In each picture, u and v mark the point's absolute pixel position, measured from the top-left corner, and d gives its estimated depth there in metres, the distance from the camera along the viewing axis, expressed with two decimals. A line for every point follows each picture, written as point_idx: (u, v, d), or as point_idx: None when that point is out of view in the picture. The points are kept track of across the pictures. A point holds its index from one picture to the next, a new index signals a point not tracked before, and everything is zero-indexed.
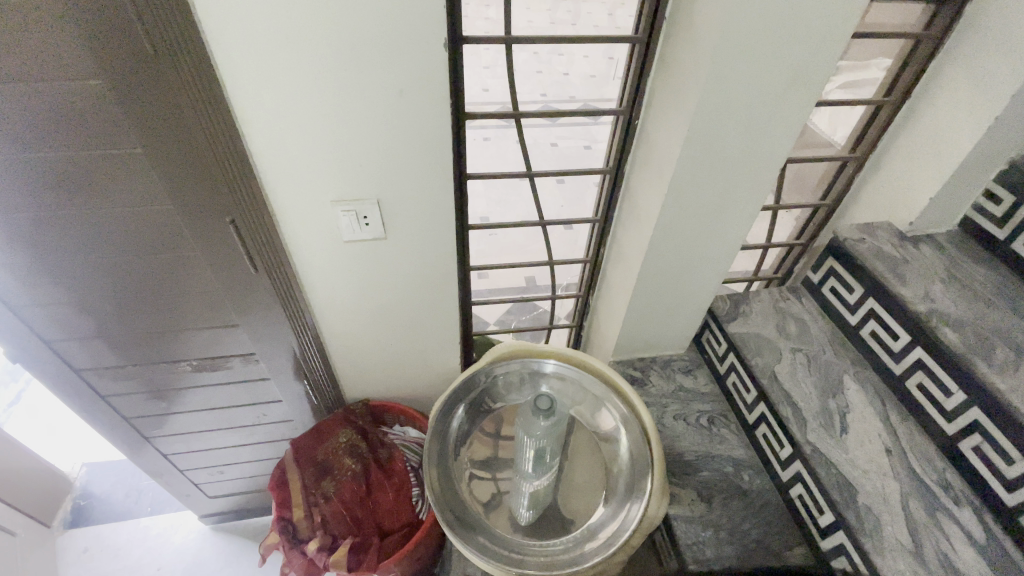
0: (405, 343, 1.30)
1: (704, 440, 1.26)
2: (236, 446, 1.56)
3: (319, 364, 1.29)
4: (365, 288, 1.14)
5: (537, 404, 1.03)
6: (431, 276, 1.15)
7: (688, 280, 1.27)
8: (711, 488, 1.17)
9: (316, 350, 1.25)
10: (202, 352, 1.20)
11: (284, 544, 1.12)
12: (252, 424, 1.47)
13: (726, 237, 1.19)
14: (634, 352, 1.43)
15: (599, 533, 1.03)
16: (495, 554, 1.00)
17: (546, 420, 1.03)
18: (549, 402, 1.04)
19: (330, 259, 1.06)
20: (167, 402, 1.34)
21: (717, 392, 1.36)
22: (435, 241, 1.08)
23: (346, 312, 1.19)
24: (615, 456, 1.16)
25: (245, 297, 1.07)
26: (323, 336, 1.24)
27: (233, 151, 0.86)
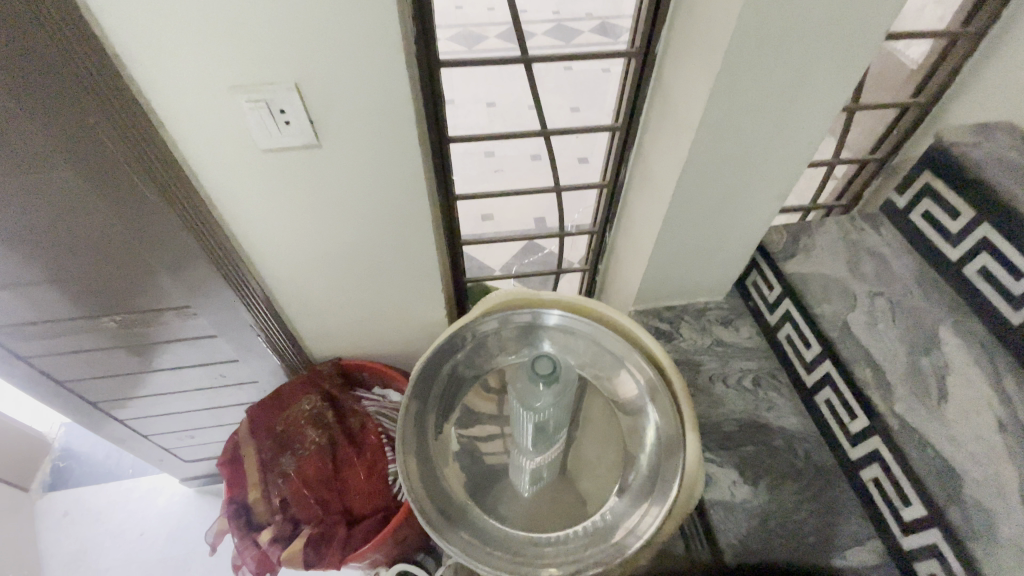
0: (373, 288, 1.05)
1: (747, 406, 1.01)
2: (199, 410, 1.37)
3: (268, 311, 1.05)
4: (307, 214, 0.87)
5: (537, 368, 0.79)
6: (391, 197, 0.87)
7: (734, 203, 0.96)
8: (756, 466, 0.93)
9: (257, 295, 1.01)
10: (122, 306, 0.97)
11: (237, 536, 0.94)
12: (211, 386, 1.27)
13: (793, 142, 0.87)
14: (660, 297, 1.15)
15: (617, 529, 0.81)
16: (482, 555, 0.79)
17: (548, 388, 0.79)
18: (553, 364, 0.80)
19: (250, 173, 0.79)
20: (104, 365, 1.13)
21: (765, 346, 1.10)
22: (390, 147, 0.79)
23: (290, 250, 0.94)
24: (634, 431, 0.92)
25: (152, 232, 0.81)
26: (264, 277, 1.00)
27: (56, 1, 0.55)
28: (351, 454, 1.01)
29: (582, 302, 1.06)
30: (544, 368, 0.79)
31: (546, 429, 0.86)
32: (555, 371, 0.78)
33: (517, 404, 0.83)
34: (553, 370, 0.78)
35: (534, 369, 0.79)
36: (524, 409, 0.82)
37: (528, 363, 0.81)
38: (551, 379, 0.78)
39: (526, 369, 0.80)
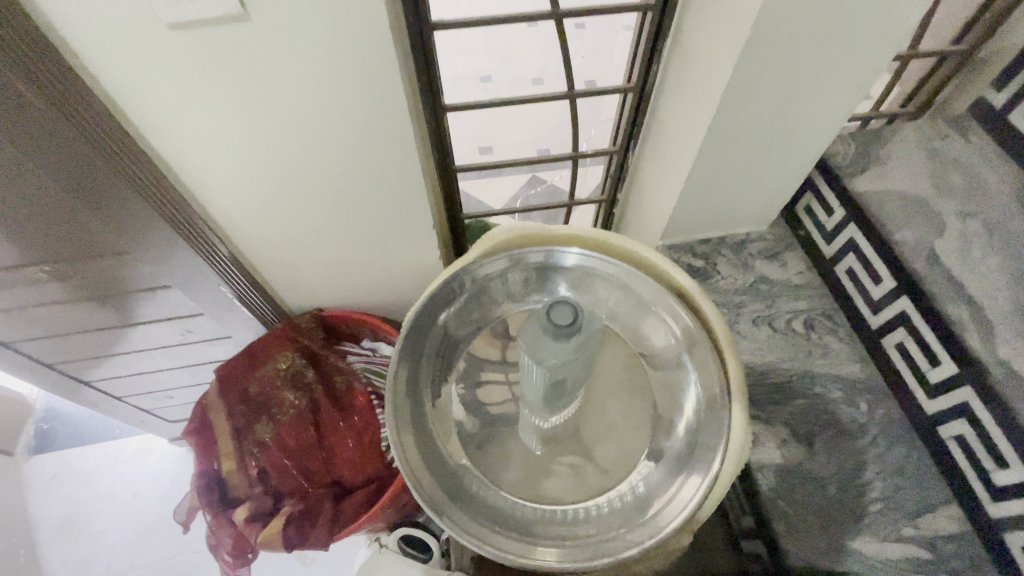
0: (347, 223, 0.87)
1: (799, 353, 0.85)
2: (168, 371, 1.22)
3: (224, 253, 0.88)
4: (249, 122, 0.68)
5: (553, 318, 0.63)
6: (357, 99, 0.67)
7: (797, 103, 0.76)
8: (810, 423, 0.79)
9: (207, 233, 0.83)
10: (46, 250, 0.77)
11: (209, 511, 0.81)
12: (176, 345, 1.12)
13: (897, 10, 0.64)
14: (694, 228, 0.97)
15: (651, 506, 0.68)
16: (493, 538, 0.66)
17: (566, 343, 0.64)
18: (574, 313, 0.64)
19: (159, 59, 0.58)
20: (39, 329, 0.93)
21: (817, 284, 0.93)
22: (349, 24, 0.59)
23: (238, 172, 0.75)
24: (667, 387, 0.78)
25: (52, 150, 0.62)
26: (209, 209, 0.81)
27: None
28: (337, 418, 0.87)
29: (604, 237, 0.88)
30: (563, 319, 0.63)
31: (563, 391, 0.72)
32: (576, 322, 0.63)
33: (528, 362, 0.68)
34: (573, 320, 0.63)
35: (549, 321, 0.63)
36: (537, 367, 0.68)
37: (544, 311, 0.65)
38: (570, 332, 0.63)
39: (540, 319, 0.64)
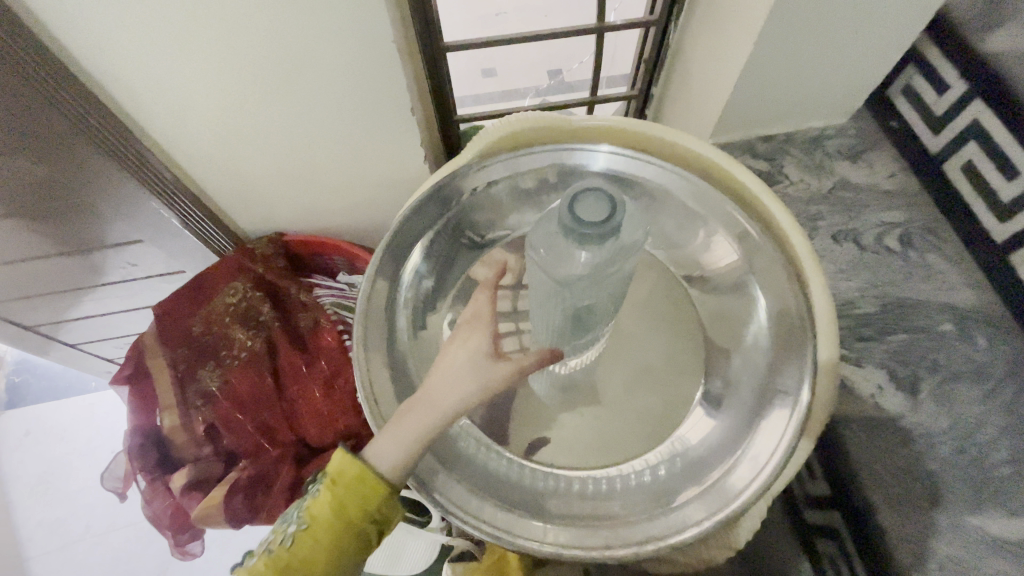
0: (304, 116, 0.65)
1: (895, 276, 0.66)
2: (118, 317, 1.00)
3: (143, 162, 0.66)
4: None
5: (577, 214, 0.40)
6: None
7: None
8: (912, 364, 0.60)
9: (116, 129, 0.62)
10: None
11: (145, 477, 0.66)
12: (114, 283, 0.90)
13: None
14: (755, 122, 0.75)
15: (710, 475, 0.50)
16: (492, 514, 0.48)
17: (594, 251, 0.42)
18: (610, 206, 0.41)
19: None
20: None
21: (914, 190, 0.72)
22: None
23: (128, 37, 0.52)
24: (724, 318, 0.59)
25: None
26: (118, 100, 0.59)
27: None
28: (300, 365, 0.69)
29: (643, 132, 0.66)
30: (590, 218, 0.40)
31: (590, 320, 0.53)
32: (612, 222, 0.40)
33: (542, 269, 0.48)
34: (606, 222, 0.40)
35: (568, 219, 0.40)
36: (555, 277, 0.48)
37: (569, 198, 0.41)
38: (598, 240, 0.40)
39: (558, 211, 0.42)
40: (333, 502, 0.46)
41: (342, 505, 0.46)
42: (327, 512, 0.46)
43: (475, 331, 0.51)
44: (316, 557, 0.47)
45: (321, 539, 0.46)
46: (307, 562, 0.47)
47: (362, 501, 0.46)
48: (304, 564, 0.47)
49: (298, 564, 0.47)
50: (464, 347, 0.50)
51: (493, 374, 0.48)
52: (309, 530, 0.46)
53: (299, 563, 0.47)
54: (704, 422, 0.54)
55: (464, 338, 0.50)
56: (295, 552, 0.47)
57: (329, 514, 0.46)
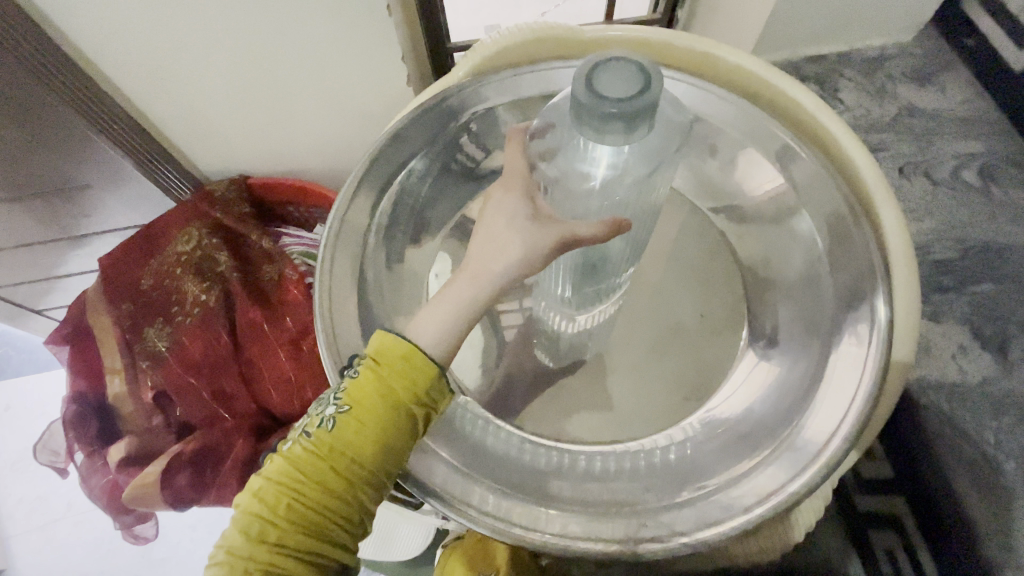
0: (263, 20, 0.53)
1: (977, 216, 0.54)
2: (76, 279, 0.89)
3: (70, 79, 0.55)
4: None
5: (596, 88, 0.30)
6: None
7: None
8: (1002, 320, 0.49)
9: (31, 35, 0.50)
10: None
11: (84, 449, 0.58)
12: (69, 241, 0.79)
13: None
14: (804, 40, 0.63)
15: (760, 453, 0.39)
16: (481, 497, 0.38)
17: (616, 144, 0.32)
18: (642, 80, 0.30)
19: None
20: None
21: (995, 118, 0.60)
22: None
23: None
24: (770, 263, 0.47)
25: None
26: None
27: None
28: (263, 326, 0.59)
29: (677, 42, 0.50)
30: (613, 93, 0.30)
31: (608, 255, 0.43)
32: (647, 94, 0.30)
33: (555, 180, 0.37)
34: (633, 97, 0.29)
35: (585, 94, 0.30)
36: (570, 184, 0.37)
37: (592, 69, 0.31)
38: (621, 122, 0.30)
39: (570, 89, 0.31)
40: (372, 380, 0.33)
41: (385, 381, 0.33)
42: (372, 387, 0.33)
43: (510, 190, 0.36)
44: (357, 453, 0.33)
45: (363, 427, 0.33)
46: (347, 459, 0.33)
47: (414, 373, 0.33)
48: (338, 466, 0.33)
49: (325, 467, 0.32)
50: (506, 201, 0.36)
51: (544, 236, 0.34)
52: (350, 415, 0.33)
53: (333, 462, 0.33)
54: (761, 375, 0.43)
55: (498, 199, 0.36)
56: (330, 447, 0.32)
57: (374, 391, 0.33)
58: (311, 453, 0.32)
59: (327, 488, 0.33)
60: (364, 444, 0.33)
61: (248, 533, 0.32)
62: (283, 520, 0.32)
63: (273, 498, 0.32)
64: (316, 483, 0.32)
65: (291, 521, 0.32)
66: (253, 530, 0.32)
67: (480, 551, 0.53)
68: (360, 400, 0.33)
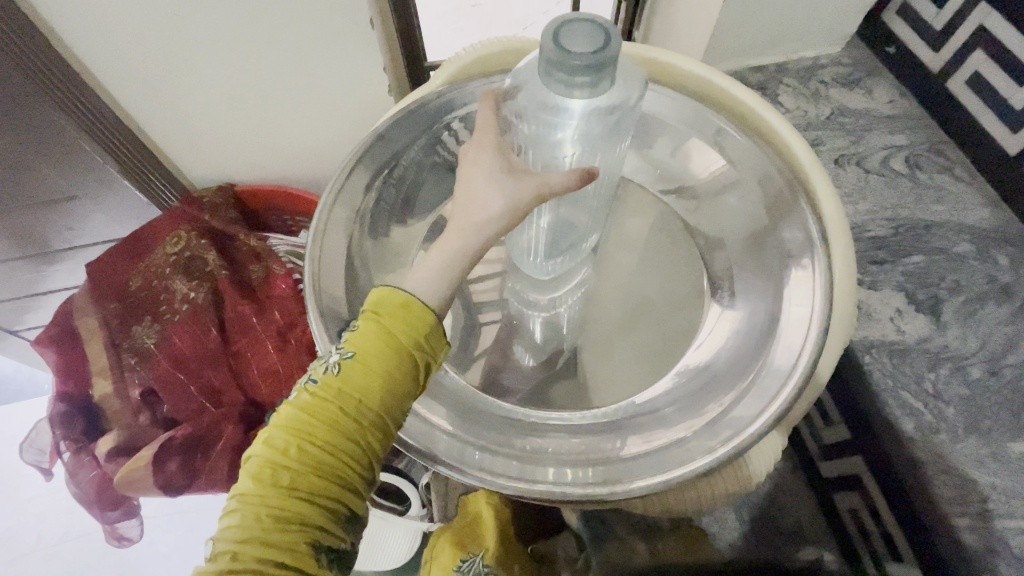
0: (257, 32, 0.58)
1: (904, 198, 0.60)
2: (51, 298, 0.89)
3: (62, 78, 0.57)
4: None
5: (564, 45, 0.34)
6: None
7: None
8: (933, 285, 0.55)
9: (32, 38, 0.53)
10: None
11: (69, 447, 0.58)
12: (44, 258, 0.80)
13: None
14: (746, 49, 0.70)
15: (724, 400, 0.42)
16: (471, 455, 0.40)
17: (581, 94, 0.37)
18: (603, 34, 0.35)
19: None
20: None
21: (916, 115, 0.67)
22: None
23: None
24: (722, 240, 0.52)
25: None
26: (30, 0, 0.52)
27: None
28: (250, 319, 0.61)
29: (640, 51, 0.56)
30: (579, 47, 0.34)
31: (575, 219, 0.49)
32: (610, 47, 0.34)
33: (529, 139, 0.44)
34: (598, 51, 0.34)
35: (555, 52, 0.34)
36: (542, 136, 0.43)
37: (558, 27, 0.35)
38: (589, 72, 0.34)
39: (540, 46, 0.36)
40: (376, 326, 0.34)
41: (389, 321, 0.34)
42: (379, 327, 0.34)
43: (486, 148, 0.40)
44: (364, 394, 0.33)
45: (369, 368, 0.34)
46: (357, 400, 0.33)
47: (414, 319, 0.34)
48: (348, 407, 0.33)
49: (334, 408, 0.33)
50: (484, 158, 0.39)
51: (523, 189, 0.38)
52: (356, 359, 0.34)
53: (342, 403, 0.33)
54: (728, 323, 0.48)
55: (474, 157, 0.40)
56: (337, 389, 0.33)
57: (378, 334, 0.34)
58: (319, 397, 0.33)
59: (335, 431, 0.33)
60: (372, 387, 0.34)
61: (259, 481, 0.32)
62: (295, 462, 0.32)
63: (283, 443, 0.32)
64: (326, 426, 0.33)
65: (300, 464, 0.32)
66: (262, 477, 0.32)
67: (468, 532, 0.55)
68: (366, 344, 0.34)
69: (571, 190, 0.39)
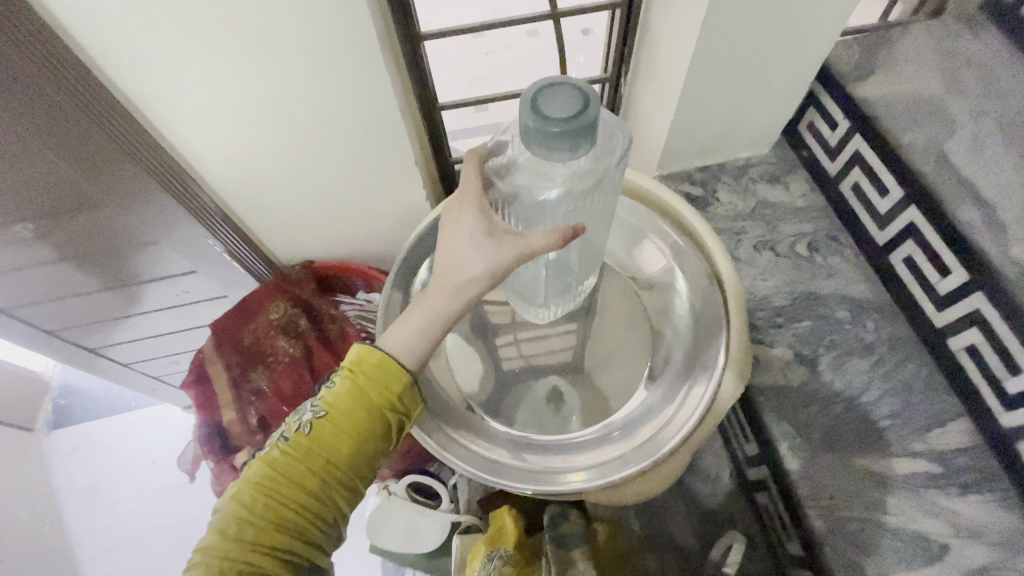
0: (327, 165, 0.85)
1: (803, 275, 0.83)
2: (174, 334, 1.22)
3: (209, 211, 0.88)
4: (215, 73, 0.67)
5: (544, 115, 0.46)
6: (328, 50, 0.68)
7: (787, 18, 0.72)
8: (815, 344, 0.77)
9: (192, 190, 0.83)
10: (43, 206, 0.78)
11: (213, 459, 0.84)
12: (173, 306, 1.12)
13: None
14: (692, 155, 0.93)
15: (648, 424, 0.66)
16: (487, 464, 0.64)
17: (562, 150, 0.48)
18: (581, 102, 0.47)
19: (112, 8, 0.58)
20: (56, 286, 0.94)
21: (822, 206, 0.89)
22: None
23: (210, 127, 0.75)
24: (665, 311, 0.73)
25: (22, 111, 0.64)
26: (192, 163, 0.81)
27: None
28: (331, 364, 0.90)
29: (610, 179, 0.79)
30: (556, 116, 0.46)
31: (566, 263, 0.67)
32: (579, 114, 0.46)
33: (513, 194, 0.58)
34: (569, 119, 0.45)
35: (536, 120, 0.46)
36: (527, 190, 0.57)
37: (540, 99, 0.47)
38: (569, 133, 0.46)
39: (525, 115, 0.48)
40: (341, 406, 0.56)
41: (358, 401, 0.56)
42: (348, 409, 0.56)
43: (470, 214, 0.56)
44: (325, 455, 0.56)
45: (330, 436, 0.56)
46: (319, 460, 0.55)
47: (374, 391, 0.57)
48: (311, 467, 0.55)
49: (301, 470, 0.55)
50: (469, 221, 0.56)
51: (505, 251, 0.54)
52: (324, 431, 0.56)
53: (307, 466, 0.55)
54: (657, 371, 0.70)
55: (461, 224, 0.56)
56: (305, 456, 0.55)
57: (345, 401, 0.56)
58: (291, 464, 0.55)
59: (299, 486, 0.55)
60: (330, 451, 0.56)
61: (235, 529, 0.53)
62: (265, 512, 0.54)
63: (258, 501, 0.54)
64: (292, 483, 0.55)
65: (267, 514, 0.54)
66: (232, 524, 0.54)
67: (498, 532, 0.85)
68: (329, 423, 0.56)
69: (549, 248, 0.53)
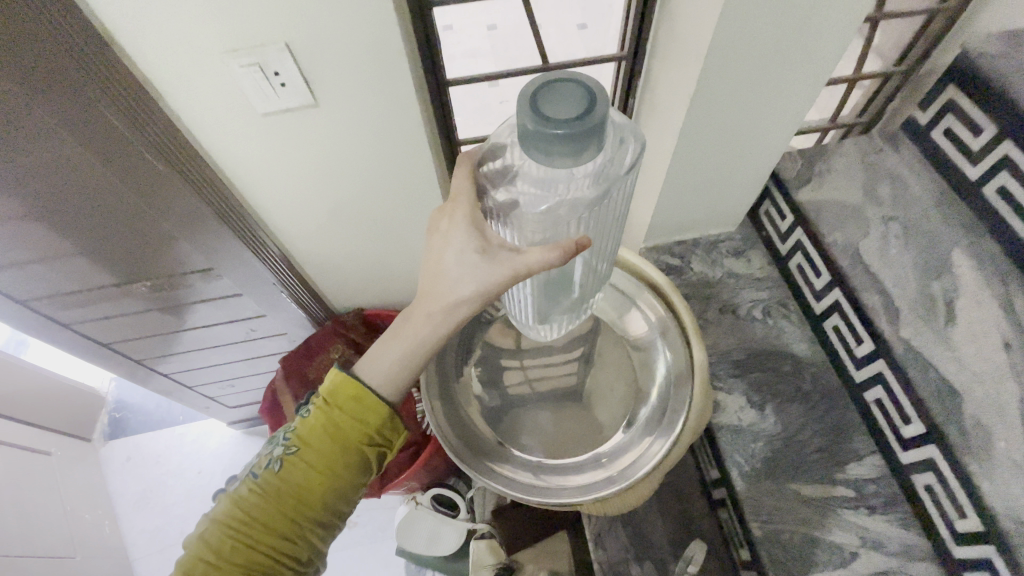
0: (365, 235, 1.08)
1: (757, 335, 1.04)
2: (234, 363, 1.43)
3: (292, 277, 1.14)
4: (311, 181, 0.93)
5: (546, 118, 0.51)
6: (397, 171, 0.94)
7: (735, 150, 0.97)
8: (765, 391, 0.98)
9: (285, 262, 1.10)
10: (162, 271, 1.00)
11: None
12: (240, 342, 1.33)
13: (787, 91, 0.86)
14: (673, 232, 1.16)
15: (632, 453, 0.86)
16: (507, 481, 0.84)
17: (563, 152, 0.52)
18: (582, 103, 0.52)
19: (258, 147, 0.85)
20: (155, 325, 1.16)
21: (776, 277, 1.10)
22: (393, 129, 0.86)
23: (300, 215, 1.01)
24: (646, 366, 0.94)
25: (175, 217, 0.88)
26: (286, 242, 1.07)
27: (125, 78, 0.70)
28: None
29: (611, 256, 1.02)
30: (557, 119, 0.50)
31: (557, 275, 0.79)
32: (578, 117, 0.50)
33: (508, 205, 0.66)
34: (569, 122, 0.50)
35: (537, 123, 0.51)
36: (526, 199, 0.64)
37: (542, 102, 0.52)
38: (570, 134, 0.50)
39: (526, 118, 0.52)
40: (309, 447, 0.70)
41: (339, 446, 0.70)
42: (320, 452, 0.70)
43: (461, 227, 0.66)
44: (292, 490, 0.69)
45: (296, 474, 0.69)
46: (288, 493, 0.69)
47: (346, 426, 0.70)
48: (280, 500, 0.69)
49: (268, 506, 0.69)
50: (459, 235, 0.66)
51: (492, 267, 0.64)
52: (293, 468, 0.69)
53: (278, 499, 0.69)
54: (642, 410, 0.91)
55: (452, 236, 0.67)
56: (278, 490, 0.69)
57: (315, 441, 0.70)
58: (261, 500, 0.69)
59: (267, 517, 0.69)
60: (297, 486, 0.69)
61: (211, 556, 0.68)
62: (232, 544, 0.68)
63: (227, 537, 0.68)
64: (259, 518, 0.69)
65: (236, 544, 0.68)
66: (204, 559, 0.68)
67: None
68: (295, 461, 0.69)
69: (542, 257, 0.61)
